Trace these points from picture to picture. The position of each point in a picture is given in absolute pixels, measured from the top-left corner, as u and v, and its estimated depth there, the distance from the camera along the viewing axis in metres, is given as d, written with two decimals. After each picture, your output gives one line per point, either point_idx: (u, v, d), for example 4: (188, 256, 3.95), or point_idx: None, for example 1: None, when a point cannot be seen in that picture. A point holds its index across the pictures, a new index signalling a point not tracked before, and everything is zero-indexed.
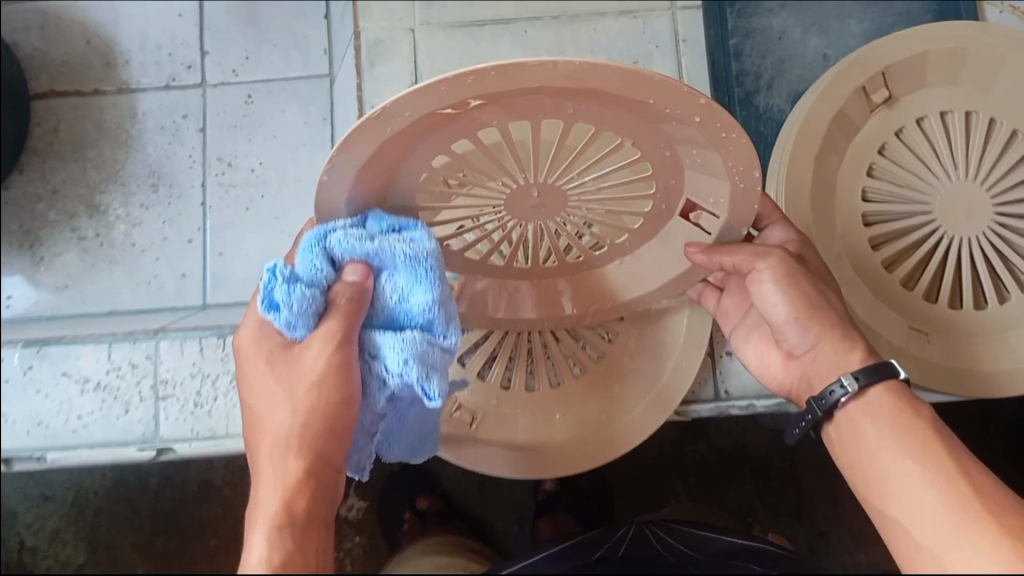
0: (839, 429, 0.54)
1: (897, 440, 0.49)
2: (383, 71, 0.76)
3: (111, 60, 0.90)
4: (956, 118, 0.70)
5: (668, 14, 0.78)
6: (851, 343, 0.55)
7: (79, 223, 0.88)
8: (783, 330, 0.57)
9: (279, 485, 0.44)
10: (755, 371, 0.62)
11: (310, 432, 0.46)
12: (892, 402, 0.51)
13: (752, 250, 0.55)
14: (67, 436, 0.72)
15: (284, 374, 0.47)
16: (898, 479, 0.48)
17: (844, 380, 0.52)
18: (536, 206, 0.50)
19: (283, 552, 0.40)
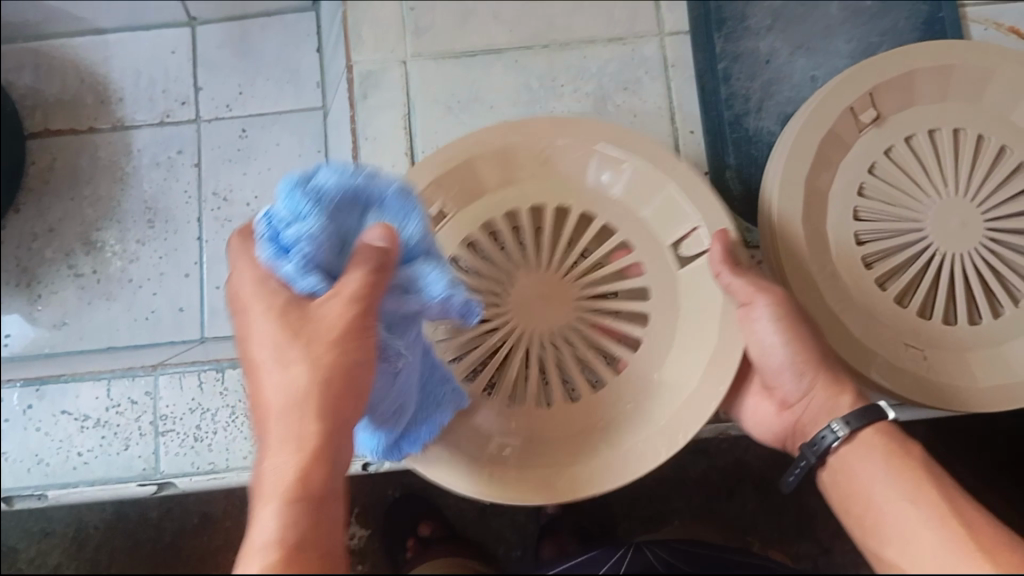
0: (830, 473, 0.55)
1: (887, 479, 0.50)
2: (375, 102, 0.78)
3: (105, 97, 0.91)
4: (945, 135, 0.71)
5: (656, 39, 0.80)
6: (840, 387, 0.57)
7: (76, 260, 0.88)
8: (779, 379, 0.59)
9: (294, 455, 0.40)
10: (753, 431, 0.65)
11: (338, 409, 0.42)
12: (880, 440, 0.53)
13: (753, 283, 0.59)
14: (67, 474, 0.72)
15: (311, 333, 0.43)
16: (891, 517, 0.48)
17: (834, 425, 0.55)
18: (543, 293, 0.64)
19: (307, 551, 0.37)
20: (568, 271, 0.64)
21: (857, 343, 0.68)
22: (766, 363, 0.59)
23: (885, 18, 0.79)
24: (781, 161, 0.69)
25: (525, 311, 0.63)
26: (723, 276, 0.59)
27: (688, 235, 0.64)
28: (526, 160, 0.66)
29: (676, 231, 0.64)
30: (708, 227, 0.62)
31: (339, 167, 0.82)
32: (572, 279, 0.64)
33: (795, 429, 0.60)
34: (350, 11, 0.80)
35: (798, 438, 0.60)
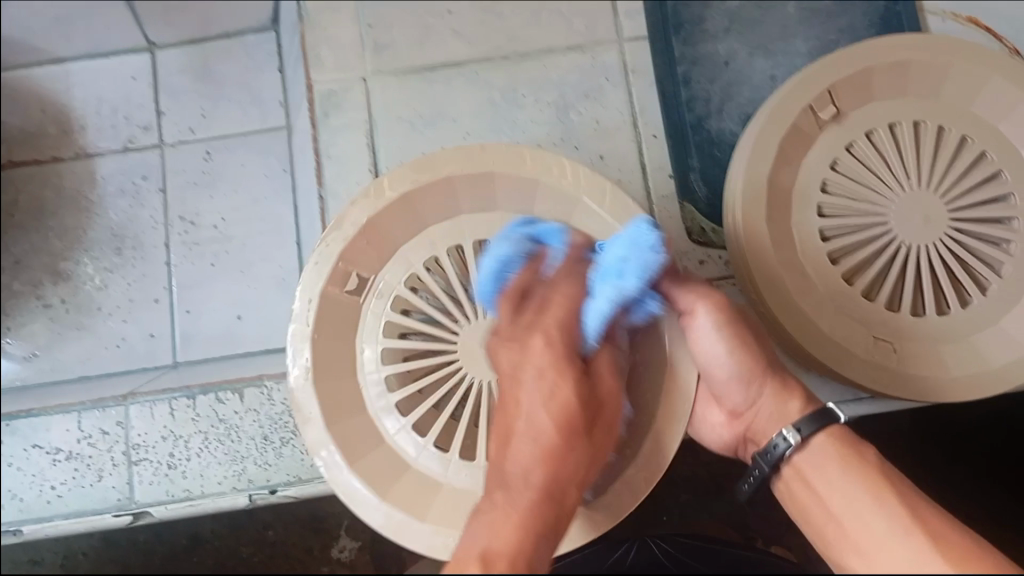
0: (784, 482, 0.58)
1: (850, 489, 0.53)
2: (338, 122, 0.77)
3: (68, 126, 0.91)
4: (905, 129, 0.71)
5: (616, 46, 0.80)
6: (788, 392, 0.59)
7: (45, 291, 0.88)
8: (726, 390, 0.60)
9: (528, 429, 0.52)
10: (705, 438, 0.66)
11: (562, 421, 0.52)
12: (835, 448, 0.55)
13: (696, 292, 0.58)
14: (42, 508, 0.72)
15: (521, 375, 0.54)
16: (859, 533, 0.51)
17: (785, 433, 0.57)
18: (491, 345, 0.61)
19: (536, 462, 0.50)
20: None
21: (826, 342, 0.68)
22: (712, 375, 0.61)
23: (842, 16, 0.80)
24: (743, 159, 0.69)
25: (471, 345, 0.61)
26: (664, 287, 0.59)
27: None
28: (466, 192, 0.63)
29: None
30: None
31: (307, 188, 0.82)
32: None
33: (746, 437, 0.62)
34: (308, 32, 0.80)
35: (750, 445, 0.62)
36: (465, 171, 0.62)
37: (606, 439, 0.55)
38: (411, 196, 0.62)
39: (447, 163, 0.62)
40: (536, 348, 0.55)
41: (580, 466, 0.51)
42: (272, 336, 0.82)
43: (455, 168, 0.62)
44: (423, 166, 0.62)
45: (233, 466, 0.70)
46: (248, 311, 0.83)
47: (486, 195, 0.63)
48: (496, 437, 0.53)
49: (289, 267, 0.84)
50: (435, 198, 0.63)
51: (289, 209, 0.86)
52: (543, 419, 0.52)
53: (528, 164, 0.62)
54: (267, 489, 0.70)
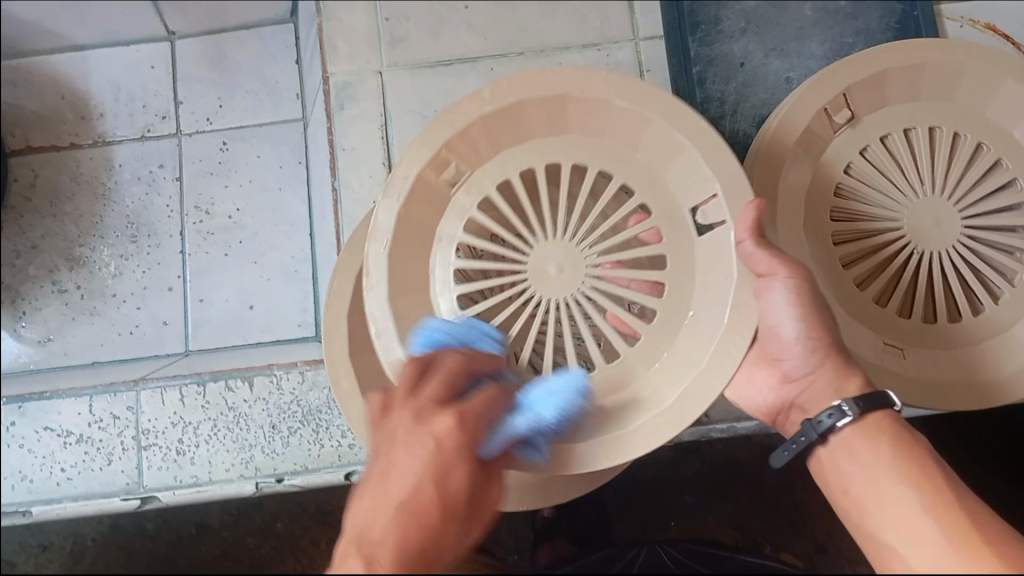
0: (831, 453, 0.55)
1: (899, 468, 0.51)
2: (350, 113, 0.78)
3: (86, 113, 0.92)
4: (920, 134, 0.71)
5: (631, 44, 0.80)
6: (849, 370, 0.57)
7: (60, 276, 0.88)
8: (785, 353, 0.58)
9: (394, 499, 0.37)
10: (744, 398, 0.64)
11: (443, 490, 0.38)
12: (889, 426, 0.54)
13: (776, 255, 0.55)
14: (51, 490, 0.73)
15: (411, 440, 0.39)
16: (892, 506, 0.50)
17: (841, 405, 0.54)
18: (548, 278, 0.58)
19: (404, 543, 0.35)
20: (582, 236, 0.59)
21: (836, 346, 0.68)
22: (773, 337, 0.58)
23: (859, 19, 0.79)
24: (756, 152, 0.68)
25: (542, 273, 0.58)
26: (744, 243, 0.54)
27: (704, 202, 0.58)
28: (569, 113, 0.60)
29: (697, 193, 0.58)
30: (727, 197, 0.56)
31: (320, 179, 0.82)
32: (585, 245, 0.58)
33: (793, 403, 0.60)
34: (324, 23, 0.81)
35: (796, 412, 0.61)
36: (534, 97, 0.58)
37: (475, 531, 0.40)
38: (506, 108, 0.59)
39: (555, 79, 0.58)
40: (445, 424, 0.40)
41: (452, 559, 0.38)
42: (280, 327, 0.83)
43: (560, 89, 0.58)
44: (533, 76, 0.58)
45: (241, 454, 0.71)
46: (259, 301, 0.84)
47: (588, 116, 0.60)
48: (364, 502, 0.38)
49: (301, 257, 0.85)
50: (536, 115, 0.60)
51: (303, 200, 0.87)
52: (412, 504, 0.37)
53: (639, 97, 0.57)
54: (273, 478, 0.70)
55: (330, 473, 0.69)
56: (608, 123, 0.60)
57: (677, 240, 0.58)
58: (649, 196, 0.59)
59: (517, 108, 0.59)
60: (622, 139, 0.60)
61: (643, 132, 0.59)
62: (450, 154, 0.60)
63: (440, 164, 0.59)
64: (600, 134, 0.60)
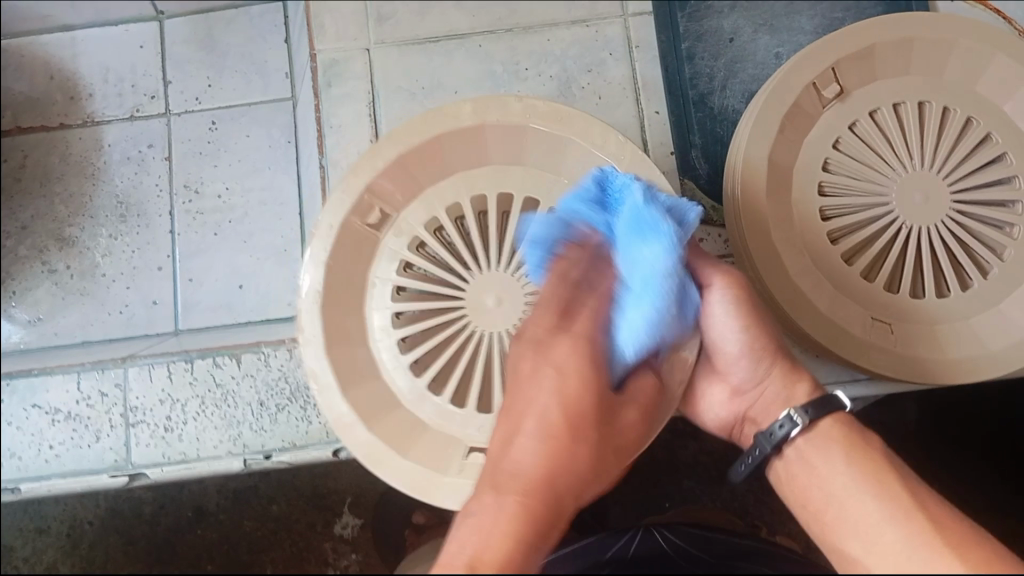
0: (787, 465, 0.56)
1: (856, 472, 0.52)
2: (340, 91, 0.78)
3: (75, 94, 0.91)
4: (909, 108, 0.70)
5: (620, 20, 0.79)
6: (797, 373, 0.59)
7: (50, 256, 0.88)
8: (732, 365, 0.59)
9: (539, 433, 0.48)
10: (699, 417, 0.64)
11: (572, 415, 0.48)
12: (840, 432, 0.54)
13: (709, 264, 0.57)
14: (40, 467, 0.73)
15: (538, 371, 0.51)
16: (861, 515, 0.50)
17: (793, 413, 0.55)
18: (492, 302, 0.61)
19: (549, 469, 0.46)
20: (514, 265, 0.62)
21: (823, 322, 0.68)
22: (719, 350, 0.59)
23: None
24: (743, 148, 0.69)
25: (479, 305, 0.61)
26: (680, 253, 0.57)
27: None
28: (491, 146, 0.64)
29: None
30: None
31: (310, 159, 0.82)
32: (519, 275, 0.62)
33: (745, 417, 0.61)
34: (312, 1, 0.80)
35: (749, 425, 0.61)
36: (455, 129, 0.62)
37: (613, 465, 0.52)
38: (435, 138, 0.62)
39: (477, 113, 0.62)
40: (563, 352, 0.51)
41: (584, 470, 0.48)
42: (271, 306, 0.83)
43: (483, 120, 0.62)
44: (451, 112, 0.62)
45: (229, 431, 0.71)
46: (250, 281, 0.84)
47: (510, 145, 0.64)
48: (504, 432, 0.50)
49: (291, 237, 0.85)
50: (458, 147, 0.63)
51: (292, 180, 0.86)
52: (554, 420, 0.48)
53: (557, 123, 0.62)
54: (261, 454, 0.70)
55: (320, 450, 0.70)
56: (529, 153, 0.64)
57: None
58: None
59: (442, 141, 0.63)
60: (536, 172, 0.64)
61: (566, 155, 0.63)
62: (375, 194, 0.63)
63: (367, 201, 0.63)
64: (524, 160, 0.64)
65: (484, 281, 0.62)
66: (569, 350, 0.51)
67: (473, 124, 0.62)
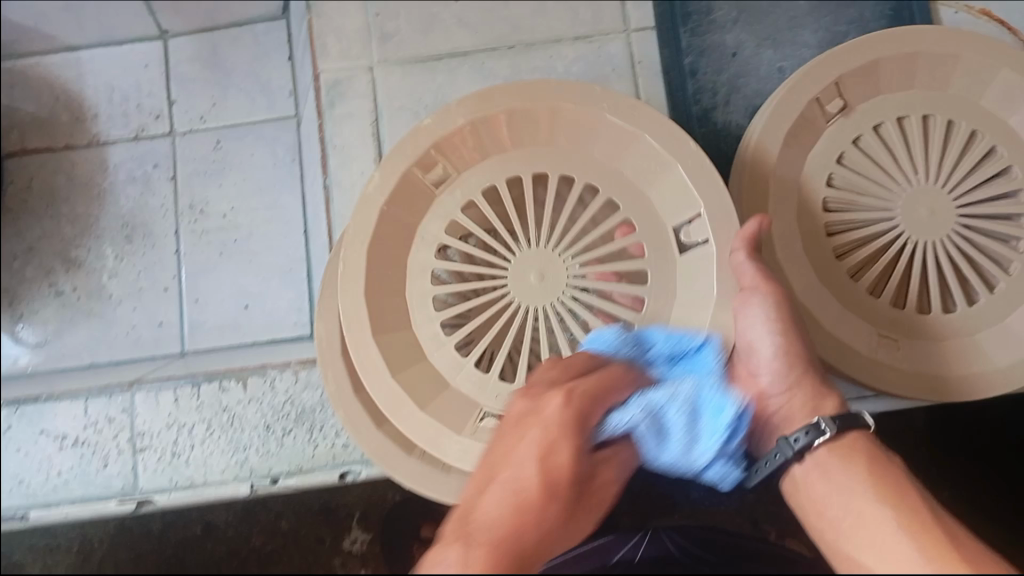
0: (806, 472, 0.56)
1: (872, 482, 0.52)
2: (342, 111, 0.78)
3: (81, 114, 0.92)
4: (914, 122, 0.70)
5: (622, 36, 0.79)
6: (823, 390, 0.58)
7: (56, 278, 0.89)
8: (762, 368, 0.59)
9: (513, 489, 0.46)
10: None
11: (549, 479, 0.47)
12: (867, 448, 0.54)
13: (762, 272, 0.58)
14: (48, 494, 0.73)
15: (525, 425, 0.50)
16: (869, 523, 0.49)
17: (822, 422, 0.55)
18: (536, 279, 0.60)
19: (518, 518, 0.44)
20: (563, 245, 0.60)
21: (829, 338, 0.67)
22: (754, 351, 0.59)
23: (852, 6, 0.78)
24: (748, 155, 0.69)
25: (523, 281, 0.60)
26: (737, 253, 0.58)
27: (689, 221, 0.61)
28: (550, 125, 0.62)
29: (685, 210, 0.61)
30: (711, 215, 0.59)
31: (314, 177, 0.82)
32: (566, 254, 0.60)
33: (768, 424, 0.60)
34: (315, 20, 0.80)
35: (771, 432, 0.60)
36: (522, 104, 0.61)
37: (575, 531, 0.50)
38: (504, 108, 0.61)
39: (549, 91, 0.61)
40: (553, 408, 0.50)
41: (547, 535, 0.46)
42: (277, 326, 0.83)
43: (547, 99, 0.61)
44: (527, 88, 0.61)
45: (236, 455, 0.71)
46: (255, 301, 0.84)
47: (573, 130, 0.62)
48: (478, 479, 0.48)
49: (295, 256, 0.85)
50: (522, 124, 0.62)
51: (296, 198, 0.87)
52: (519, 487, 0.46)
53: (629, 114, 0.60)
54: (268, 479, 0.70)
55: (326, 474, 0.69)
56: (589, 138, 0.62)
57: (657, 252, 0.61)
58: (631, 207, 0.62)
59: (507, 116, 0.61)
60: (576, 156, 0.63)
61: (629, 145, 0.61)
62: (430, 167, 0.62)
63: (423, 171, 0.61)
64: (582, 146, 0.63)
65: (528, 258, 0.60)
66: (551, 417, 0.50)
67: (541, 97, 0.61)
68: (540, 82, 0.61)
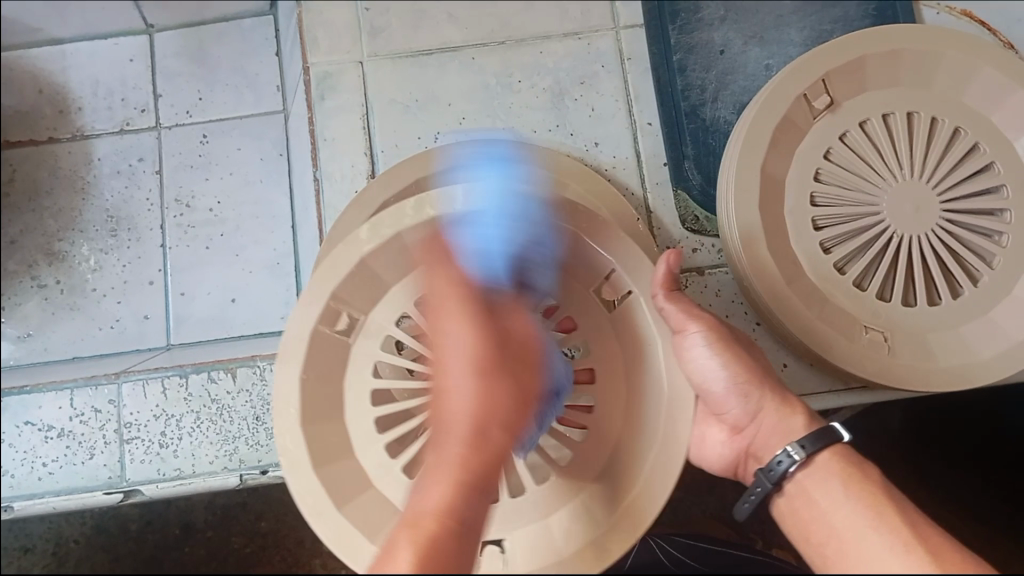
0: (789, 500, 0.55)
1: (855, 505, 0.52)
2: (333, 104, 0.78)
3: (65, 107, 0.91)
4: (898, 119, 0.71)
5: (611, 33, 0.80)
6: (791, 405, 0.58)
7: (40, 271, 0.88)
8: (725, 405, 0.59)
9: (444, 484, 0.45)
10: (696, 457, 0.65)
11: (476, 425, 0.48)
12: (839, 466, 0.54)
13: (685, 310, 0.57)
14: (34, 485, 0.72)
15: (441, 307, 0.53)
16: (859, 544, 0.50)
17: (790, 450, 0.55)
18: None
19: (456, 517, 0.44)
20: None
21: (816, 329, 0.68)
22: (707, 391, 0.60)
23: (837, 6, 0.80)
24: (733, 215, 0.69)
25: None
26: (658, 300, 0.57)
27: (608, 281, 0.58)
28: None
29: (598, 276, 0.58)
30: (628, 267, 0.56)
31: (303, 172, 0.82)
32: None
33: (747, 453, 0.60)
34: (305, 14, 0.81)
35: (751, 462, 0.60)
36: (407, 233, 0.55)
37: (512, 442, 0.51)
38: (385, 239, 0.55)
39: (425, 223, 0.55)
40: (461, 376, 0.50)
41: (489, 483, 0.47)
42: (263, 321, 0.82)
43: (435, 218, 0.56)
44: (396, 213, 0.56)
45: (225, 446, 0.70)
46: (241, 295, 0.83)
47: None
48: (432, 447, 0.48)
49: (282, 250, 0.85)
50: (419, 245, 0.58)
51: (284, 193, 0.86)
52: (448, 382, 0.50)
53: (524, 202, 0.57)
54: (258, 469, 0.70)
55: None
56: None
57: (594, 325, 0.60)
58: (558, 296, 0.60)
59: (401, 248, 0.57)
60: None
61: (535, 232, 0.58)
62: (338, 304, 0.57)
63: (331, 316, 0.57)
64: None
65: None
66: (450, 352, 0.51)
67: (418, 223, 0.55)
68: (411, 210, 0.54)
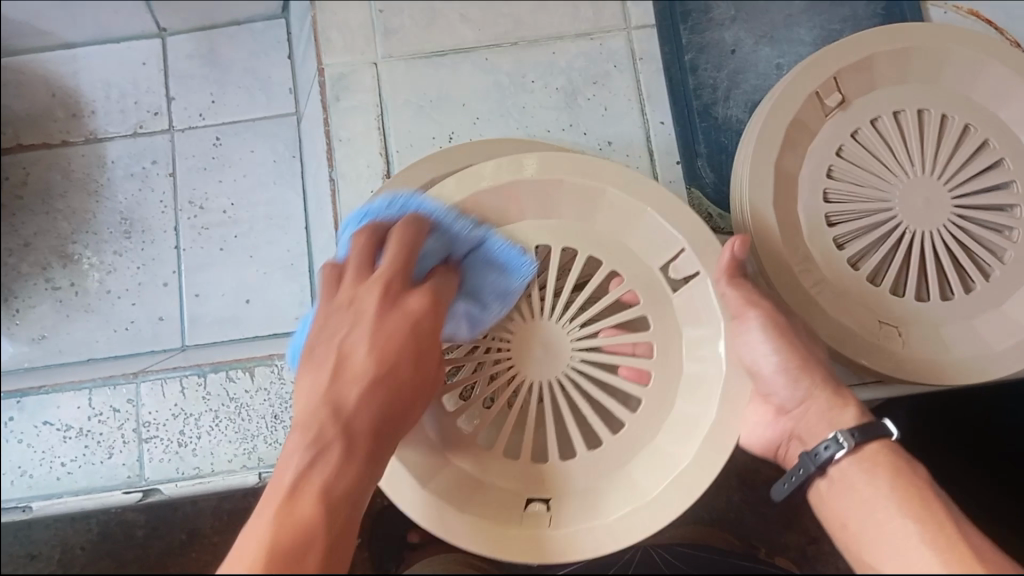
0: (828, 484, 0.56)
1: (890, 490, 0.51)
2: (348, 104, 0.78)
3: (77, 111, 0.91)
4: (909, 116, 0.72)
5: (623, 33, 0.81)
6: (842, 397, 0.58)
7: (54, 274, 0.88)
8: (772, 390, 0.60)
9: (339, 466, 0.45)
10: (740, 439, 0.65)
11: (375, 422, 0.48)
12: (886, 457, 0.54)
13: (747, 298, 0.59)
14: (51, 484, 0.73)
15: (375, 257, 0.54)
16: (890, 531, 0.49)
17: (839, 436, 0.55)
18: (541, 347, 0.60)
19: (345, 487, 0.44)
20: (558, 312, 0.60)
21: (834, 323, 0.69)
22: (757, 377, 0.60)
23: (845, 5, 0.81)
24: (747, 204, 0.69)
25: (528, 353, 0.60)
26: (720, 284, 0.59)
27: (676, 256, 0.61)
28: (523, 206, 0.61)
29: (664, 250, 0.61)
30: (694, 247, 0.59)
31: (317, 173, 0.82)
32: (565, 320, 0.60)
33: (791, 435, 0.61)
34: (319, 15, 0.81)
35: (795, 444, 0.61)
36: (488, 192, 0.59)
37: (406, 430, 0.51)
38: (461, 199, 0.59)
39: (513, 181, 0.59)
40: (420, 305, 0.53)
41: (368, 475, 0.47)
42: (279, 320, 0.83)
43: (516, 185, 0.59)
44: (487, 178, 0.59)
45: (244, 444, 0.70)
46: (255, 295, 0.84)
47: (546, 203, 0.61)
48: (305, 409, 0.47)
49: (296, 251, 0.85)
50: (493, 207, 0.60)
51: (296, 194, 0.87)
52: (368, 373, 0.49)
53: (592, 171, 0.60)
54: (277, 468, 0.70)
55: None
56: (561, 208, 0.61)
57: (656, 302, 0.61)
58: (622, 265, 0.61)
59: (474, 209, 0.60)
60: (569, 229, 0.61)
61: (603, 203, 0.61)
62: None
63: None
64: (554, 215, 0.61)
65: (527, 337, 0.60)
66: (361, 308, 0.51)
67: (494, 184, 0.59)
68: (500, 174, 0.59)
